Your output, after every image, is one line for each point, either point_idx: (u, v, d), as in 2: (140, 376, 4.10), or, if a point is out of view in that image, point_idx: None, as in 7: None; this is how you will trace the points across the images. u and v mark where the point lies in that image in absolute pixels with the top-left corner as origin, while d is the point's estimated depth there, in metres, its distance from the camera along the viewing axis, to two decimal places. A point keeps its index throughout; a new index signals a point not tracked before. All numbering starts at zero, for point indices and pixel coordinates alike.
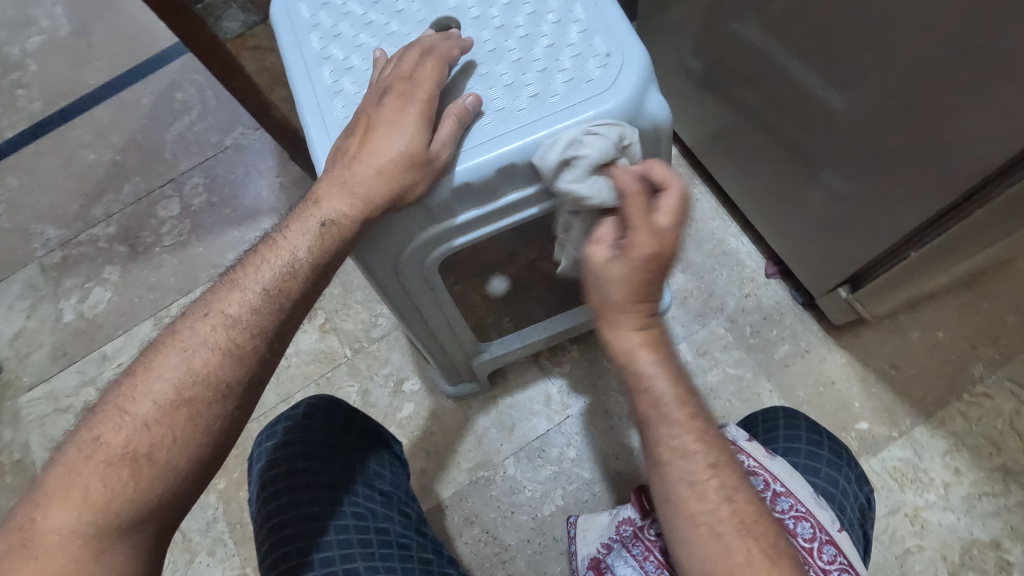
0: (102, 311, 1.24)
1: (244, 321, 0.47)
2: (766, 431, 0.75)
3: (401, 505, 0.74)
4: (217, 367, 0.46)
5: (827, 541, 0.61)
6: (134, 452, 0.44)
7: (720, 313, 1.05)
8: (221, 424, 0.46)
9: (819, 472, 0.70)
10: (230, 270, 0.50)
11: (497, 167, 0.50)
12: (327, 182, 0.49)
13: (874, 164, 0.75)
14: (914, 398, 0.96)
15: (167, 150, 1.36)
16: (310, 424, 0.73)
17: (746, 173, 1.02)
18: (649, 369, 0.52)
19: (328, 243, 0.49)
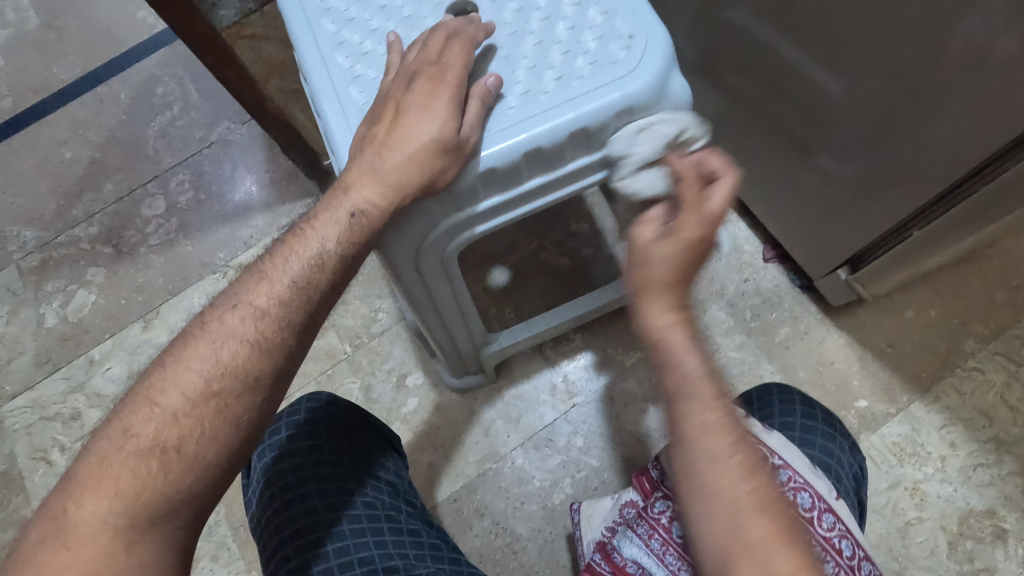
0: (87, 315, 1.20)
1: (273, 313, 0.45)
2: (761, 408, 0.75)
3: (407, 494, 0.74)
4: (247, 360, 0.44)
5: (826, 510, 0.61)
6: (164, 444, 0.42)
7: (721, 298, 1.06)
8: (250, 417, 0.44)
9: (815, 443, 0.70)
10: (258, 261, 0.47)
11: (522, 152, 0.50)
12: (355, 170, 0.47)
13: (875, 148, 0.76)
14: (910, 375, 0.98)
15: (149, 146, 1.32)
16: (316, 420, 0.72)
17: (743, 159, 1.03)
18: (680, 346, 0.47)
19: (357, 235, 0.47)
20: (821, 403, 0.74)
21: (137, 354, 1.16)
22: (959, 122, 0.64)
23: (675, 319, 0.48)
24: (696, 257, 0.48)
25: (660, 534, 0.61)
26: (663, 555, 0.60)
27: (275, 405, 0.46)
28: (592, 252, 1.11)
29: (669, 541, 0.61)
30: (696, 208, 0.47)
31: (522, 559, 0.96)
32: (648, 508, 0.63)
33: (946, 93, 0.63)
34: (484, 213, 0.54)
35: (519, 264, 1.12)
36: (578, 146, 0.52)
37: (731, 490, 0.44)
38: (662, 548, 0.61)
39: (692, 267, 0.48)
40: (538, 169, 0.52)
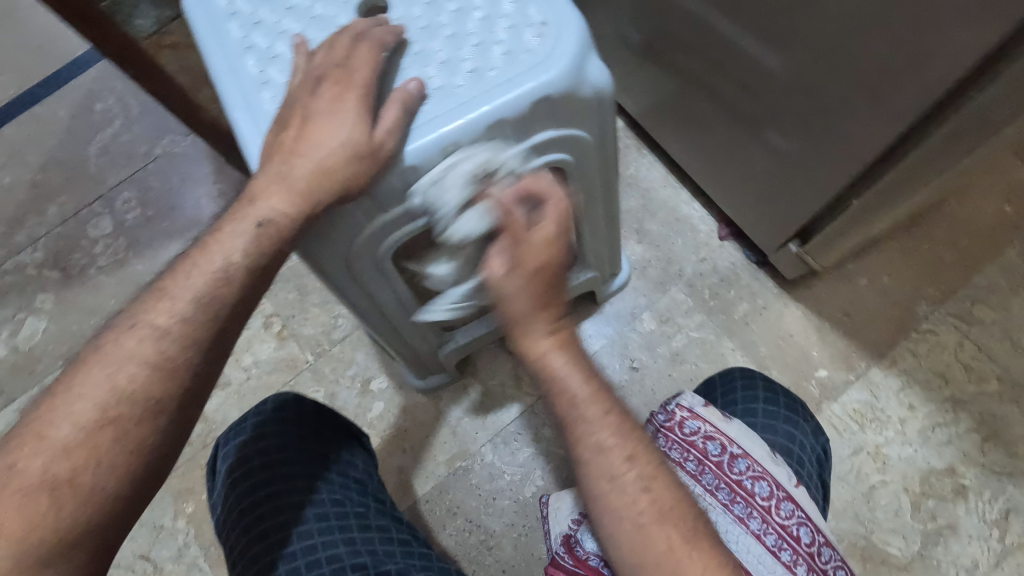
0: (38, 342, 1.16)
1: (174, 332, 0.44)
2: (724, 395, 0.76)
3: (377, 492, 0.72)
4: (146, 383, 0.43)
5: (785, 498, 0.61)
6: (55, 479, 0.40)
7: (679, 279, 1.07)
8: (154, 442, 0.43)
9: (777, 430, 0.71)
10: (157, 278, 0.46)
11: (440, 149, 0.49)
12: (262, 180, 0.46)
13: (813, 118, 0.76)
14: (867, 342, 1.00)
15: (92, 165, 1.28)
16: (283, 417, 0.71)
17: (691, 140, 1.03)
18: (560, 369, 0.52)
19: (266, 243, 0.46)
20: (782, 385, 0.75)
21: None
22: (883, 87, 0.65)
23: (547, 345, 0.52)
24: (545, 278, 0.50)
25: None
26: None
27: (184, 428, 0.45)
28: None
29: None
30: (527, 238, 0.49)
31: (497, 554, 0.96)
32: None
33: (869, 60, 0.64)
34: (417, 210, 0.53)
35: None
36: (499, 139, 0.51)
37: (630, 502, 0.50)
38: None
39: (546, 287, 0.50)
40: None
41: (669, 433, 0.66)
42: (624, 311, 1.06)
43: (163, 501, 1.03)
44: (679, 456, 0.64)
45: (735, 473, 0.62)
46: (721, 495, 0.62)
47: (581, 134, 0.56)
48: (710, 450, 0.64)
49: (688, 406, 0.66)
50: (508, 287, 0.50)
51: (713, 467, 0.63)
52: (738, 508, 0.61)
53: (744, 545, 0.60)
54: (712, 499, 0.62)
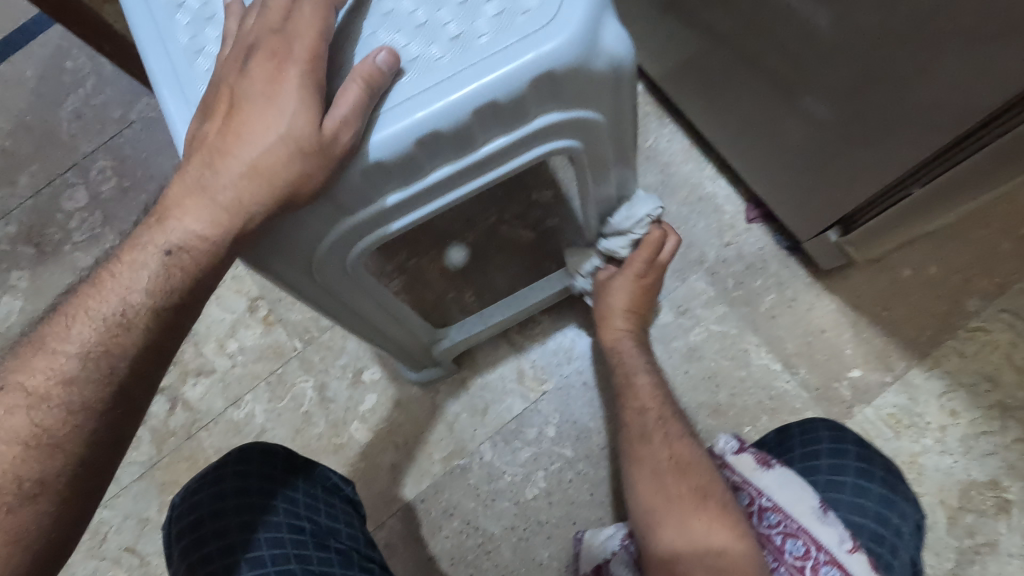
0: (14, 323, 1.10)
1: (53, 398, 0.36)
2: (804, 458, 0.67)
3: (363, 561, 0.64)
4: (16, 465, 0.36)
5: (824, 560, 0.58)
6: None
7: (700, 267, 0.96)
8: (40, 528, 0.36)
9: (867, 510, 0.63)
10: (41, 325, 0.38)
11: (415, 139, 0.39)
12: (181, 189, 0.38)
13: (865, 88, 0.64)
14: (907, 340, 0.90)
15: (64, 130, 1.18)
16: (248, 486, 0.63)
17: (719, 106, 0.91)
18: (629, 352, 0.78)
19: (176, 277, 0.38)
20: (882, 456, 0.65)
21: None
22: (967, 67, 0.53)
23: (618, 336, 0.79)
24: (643, 288, 0.77)
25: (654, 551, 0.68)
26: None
27: (85, 503, 0.38)
28: (558, 223, 1.00)
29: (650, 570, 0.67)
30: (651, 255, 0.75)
31: (495, 559, 0.90)
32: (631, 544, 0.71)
33: (951, 33, 0.52)
34: (392, 210, 0.44)
35: (477, 241, 1.01)
36: (489, 125, 0.41)
37: (655, 454, 0.67)
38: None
39: (640, 294, 0.78)
40: (442, 157, 0.42)
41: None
42: None
43: (147, 493, 0.97)
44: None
45: (765, 526, 0.62)
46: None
47: (594, 118, 0.46)
48: (739, 500, 0.65)
49: (720, 452, 0.68)
50: (613, 287, 0.78)
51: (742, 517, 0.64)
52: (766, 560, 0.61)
53: None
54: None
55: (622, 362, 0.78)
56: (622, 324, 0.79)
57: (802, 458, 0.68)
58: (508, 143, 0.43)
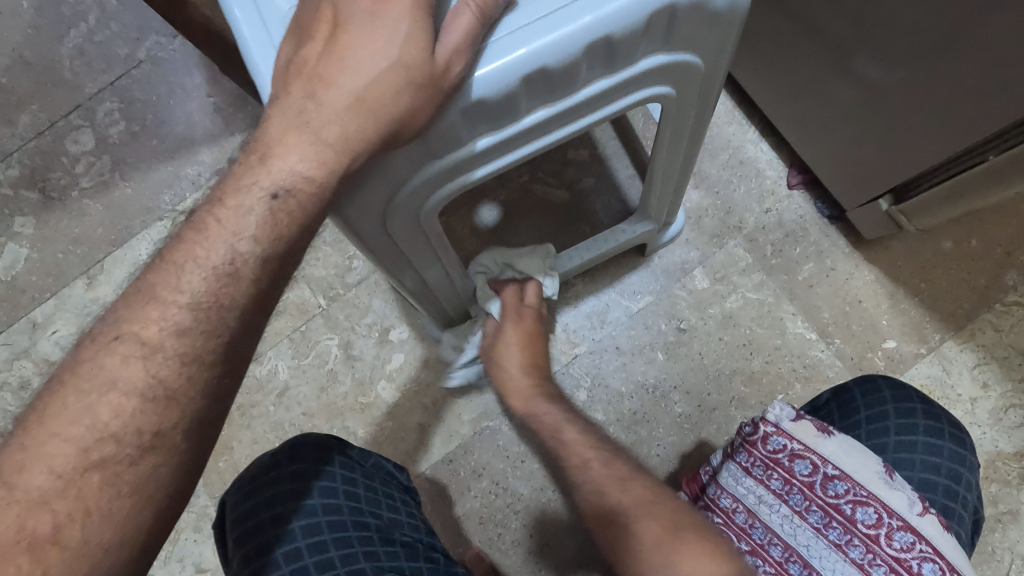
0: (21, 271, 1.05)
1: (167, 348, 0.34)
2: (869, 421, 0.64)
3: (428, 552, 0.65)
4: (135, 417, 0.34)
5: (899, 527, 0.54)
6: (32, 536, 0.32)
7: (738, 233, 0.94)
8: (157, 481, 0.34)
9: (940, 469, 0.61)
10: (148, 271, 0.35)
11: (522, 77, 0.35)
12: (280, 122, 0.34)
13: (926, 46, 0.62)
14: (944, 313, 0.90)
15: (66, 68, 1.11)
16: (309, 491, 0.62)
17: (766, 68, 0.88)
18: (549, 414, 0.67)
19: (284, 222, 0.34)
20: (946, 413, 0.64)
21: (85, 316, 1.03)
22: None
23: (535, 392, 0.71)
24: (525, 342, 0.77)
25: (728, 525, 0.59)
26: (748, 528, 0.59)
27: (201, 456, 0.36)
28: (592, 183, 0.97)
29: None
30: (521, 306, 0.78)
31: (524, 520, 0.91)
32: None
33: None
34: (478, 156, 0.41)
35: (509, 199, 0.98)
36: (595, 64, 0.38)
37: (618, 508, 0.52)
38: (747, 521, 0.59)
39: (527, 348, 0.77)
40: (540, 101, 0.39)
41: (752, 448, 0.60)
42: (673, 266, 0.94)
43: None
44: (760, 473, 0.59)
45: (830, 496, 0.56)
46: (812, 518, 0.57)
47: (693, 63, 0.43)
48: (797, 470, 0.58)
49: (773, 420, 0.59)
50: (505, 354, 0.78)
51: (801, 488, 0.57)
52: (833, 533, 0.56)
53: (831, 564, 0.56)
54: (797, 520, 0.57)
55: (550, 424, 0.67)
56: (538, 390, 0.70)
57: (869, 421, 0.64)
58: (607, 87, 0.40)
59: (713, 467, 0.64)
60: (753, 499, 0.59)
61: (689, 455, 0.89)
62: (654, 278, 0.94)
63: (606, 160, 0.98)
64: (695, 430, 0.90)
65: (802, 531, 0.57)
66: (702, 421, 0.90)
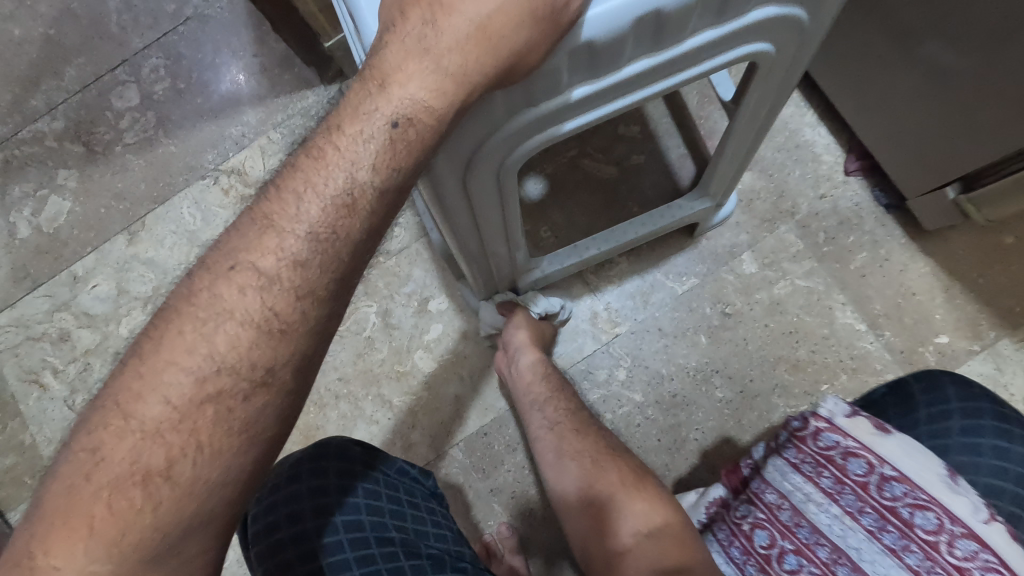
0: (63, 225, 1.06)
1: (284, 279, 0.33)
2: (932, 420, 0.58)
3: (456, 564, 0.59)
4: (251, 350, 0.33)
5: (963, 535, 0.48)
6: (146, 469, 0.32)
7: (791, 218, 0.92)
8: (264, 421, 0.34)
9: (1009, 474, 0.55)
10: (259, 202, 0.34)
11: (635, 19, 0.33)
12: (398, 49, 0.32)
13: (1012, 31, 0.60)
14: (1002, 309, 0.87)
15: (113, 22, 1.10)
16: (329, 503, 0.58)
17: (828, 52, 0.85)
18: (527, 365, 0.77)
19: (402, 153, 0.33)
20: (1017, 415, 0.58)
21: (125, 271, 1.03)
22: None
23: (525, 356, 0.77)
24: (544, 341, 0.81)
25: (770, 523, 0.53)
26: (793, 527, 0.52)
27: (301, 397, 0.35)
28: (642, 161, 0.95)
29: (750, 550, 0.53)
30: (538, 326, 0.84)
31: None
32: (732, 510, 0.57)
33: None
34: (572, 107, 0.40)
35: (556, 172, 0.95)
36: (706, 11, 0.36)
37: (601, 472, 0.63)
38: (792, 520, 0.52)
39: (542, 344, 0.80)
40: (642, 48, 0.37)
41: (800, 444, 0.55)
42: (721, 248, 0.92)
43: None
44: (810, 470, 0.53)
45: (886, 499, 0.50)
46: (865, 520, 0.50)
47: (799, 18, 0.41)
48: (851, 469, 0.52)
49: (826, 416, 0.54)
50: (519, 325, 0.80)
51: (854, 488, 0.52)
52: (888, 538, 0.49)
53: None
54: (848, 522, 0.51)
55: (529, 389, 0.75)
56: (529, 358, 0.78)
57: (930, 420, 0.58)
58: (710, 39, 0.39)
59: (757, 460, 0.60)
60: (800, 498, 0.53)
61: (729, 442, 0.88)
62: (700, 260, 0.93)
63: (657, 137, 0.95)
64: (735, 416, 0.88)
65: (854, 535, 0.50)
66: (743, 408, 0.89)
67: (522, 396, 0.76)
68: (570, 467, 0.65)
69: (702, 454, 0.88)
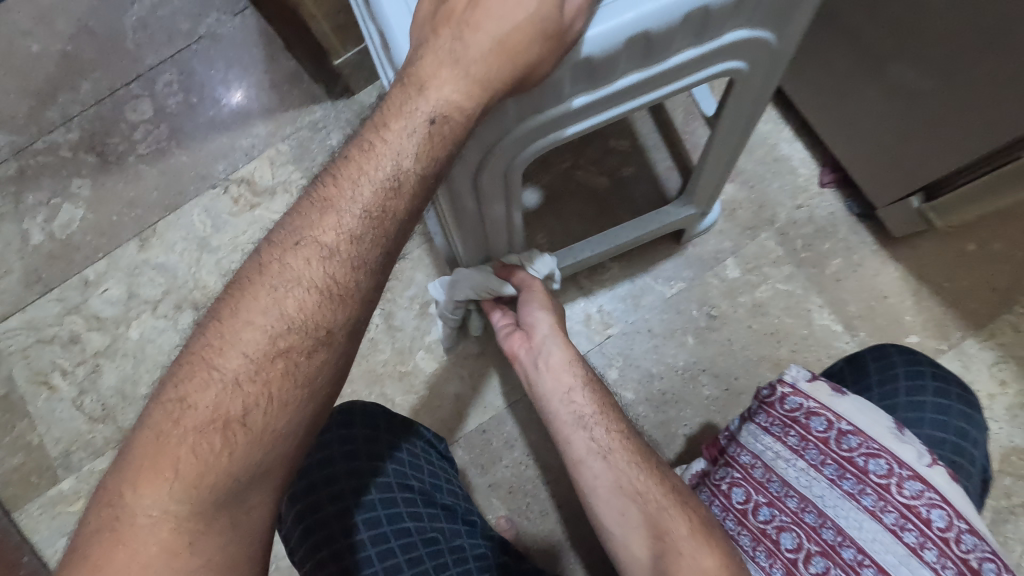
0: (76, 231, 1.09)
1: (341, 253, 0.38)
2: (882, 384, 0.63)
3: (467, 515, 0.64)
4: (315, 312, 0.38)
5: (909, 477, 0.52)
6: (225, 416, 0.36)
7: (771, 226, 0.98)
8: (322, 377, 0.39)
9: (949, 426, 0.59)
10: (318, 187, 0.39)
11: (628, 38, 0.39)
12: (433, 59, 0.38)
13: (963, 55, 0.67)
14: (966, 311, 0.93)
15: (129, 39, 1.15)
16: (358, 449, 0.61)
17: (802, 74, 0.93)
18: (566, 374, 0.63)
19: (439, 146, 0.38)
20: (955, 376, 0.63)
21: (136, 276, 1.07)
22: None
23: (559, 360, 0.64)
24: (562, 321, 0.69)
25: (746, 481, 0.57)
26: (765, 482, 0.56)
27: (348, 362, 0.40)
28: (633, 172, 1.01)
29: (729, 506, 0.57)
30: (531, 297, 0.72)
31: (554, 491, 0.94)
32: (712, 475, 0.60)
33: None
34: (574, 113, 0.45)
35: (551, 182, 1.01)
36: (687, 34, 0.42)
37: (670, 523, 0.53)
38: (764, 476, 0.56)
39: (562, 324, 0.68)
40: (634, 64, 0.43)
41: (769, 409, 0.59)
42: (706, 255, 0.98)
43: None
44: (778, 430, 0.58)
45: (844, 450, 0.55)
46: (827, 470, 0.54)
47: (768, 40, 0.47)
48: (813, 427, 0.56)
49: (790, 381, 0.59)
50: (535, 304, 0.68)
51: (817, 443, 0.56)
52: (846, 484, 0.53)
53: (854, 521, 0.52)
54: (813, 473, 0.55)
55: (568, 398, 0.61)
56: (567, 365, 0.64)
57: (880, 384, 0.63)
58: (693, 56, 0.45)
59: (732, 430, 0.63)
60: (770, 456, 0.57)
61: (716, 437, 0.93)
62: (687, 265, 0.98)
63: (646, 151, 1.02)
64: (721, 412, 0.93)
65: (818, 483, 0.54)
66: (729, 404, 0.94)
67: (560, 411, 0.61)
68: (629, 512, 0.55)
69: (690, 448, 0.92)
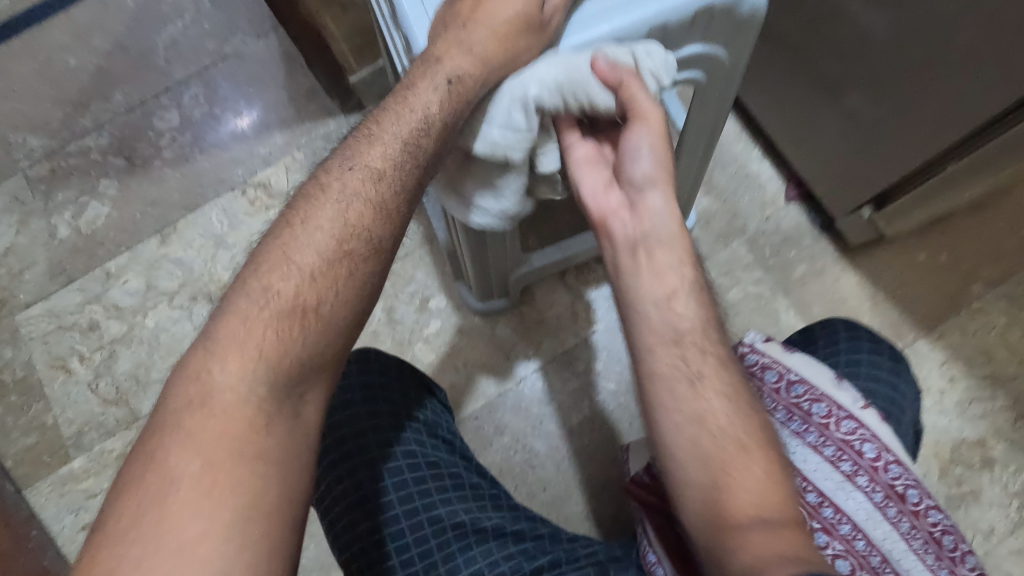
0: (100, 227, 1.18)
1: (388, 177, 0.48)
2: (826, 346, 0.71)
3: (464, 448, 0.71)
4: (372, 222, 0.47)
5: (846, 417, 0.60)
6: (302, 304, 0.44)
7: (741, 235, 1.08)
8: (374, 279, 0.47)
9: (880, 378, 0.68)
10: (365, 127, 0.50)
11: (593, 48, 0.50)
12: (447, 43, 0.48)
13: (902, 80, 0.78)
14: (918, 314, 1.03)
15: (159, 55, 1.26)
16: (372, 381, 0.69)
17: (768, 101, 1.04)
18: (672, 279, 0.54)
19: (455, 99, 0.47)
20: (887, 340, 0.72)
21: (155, 269, 1.15)
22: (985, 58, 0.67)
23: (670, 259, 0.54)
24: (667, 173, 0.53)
25: None
26: None
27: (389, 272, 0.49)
28: None
29: None
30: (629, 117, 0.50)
31: (541, 475, 1.00)
32: None
33: (984, 29, 0.65)
34: None
35: None
36: None
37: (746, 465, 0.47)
38: None
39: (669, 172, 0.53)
40: None
41: None
42: None
43: None
44: None
45: (794, 397, 0.62)
46: (778, 414, 0.62)
47: (719, 55, 0.57)
48: (767, 378, 0.63)
49: (748, 343, 0.66)
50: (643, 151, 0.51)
51: (770, 393, 0.63)
52: (795, 424, 0.61)
53: (801, 455, 0.60)
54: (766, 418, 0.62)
55: (669, 296, 0.53)
56: (677, 266, 0.54)
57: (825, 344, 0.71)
58: None
59: None
60: None
61: None
62: None
63: None
64: None
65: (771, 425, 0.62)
66: None
67: (653, 316, 0.53)
68: (699, 441, 0.49)
69: None
